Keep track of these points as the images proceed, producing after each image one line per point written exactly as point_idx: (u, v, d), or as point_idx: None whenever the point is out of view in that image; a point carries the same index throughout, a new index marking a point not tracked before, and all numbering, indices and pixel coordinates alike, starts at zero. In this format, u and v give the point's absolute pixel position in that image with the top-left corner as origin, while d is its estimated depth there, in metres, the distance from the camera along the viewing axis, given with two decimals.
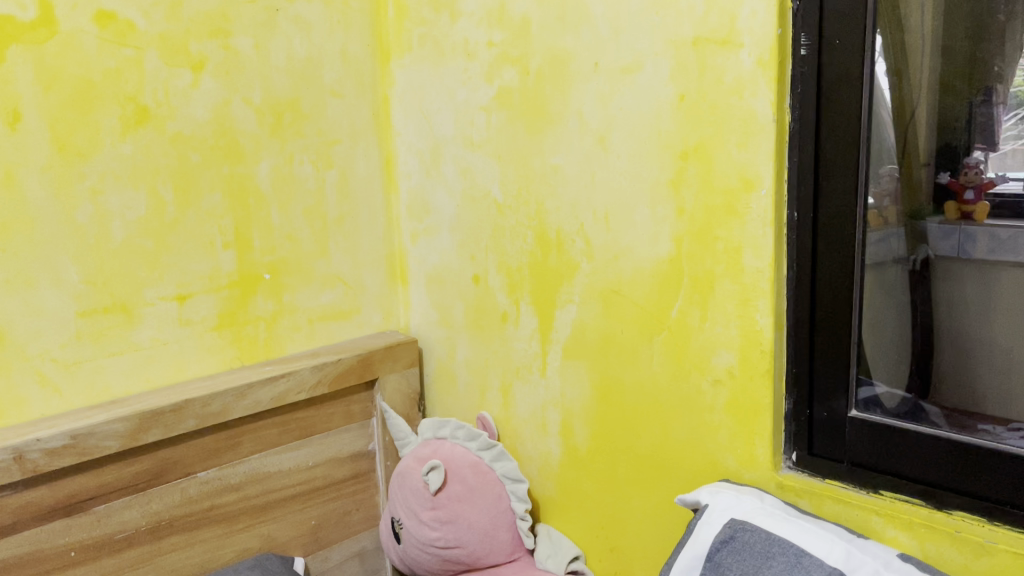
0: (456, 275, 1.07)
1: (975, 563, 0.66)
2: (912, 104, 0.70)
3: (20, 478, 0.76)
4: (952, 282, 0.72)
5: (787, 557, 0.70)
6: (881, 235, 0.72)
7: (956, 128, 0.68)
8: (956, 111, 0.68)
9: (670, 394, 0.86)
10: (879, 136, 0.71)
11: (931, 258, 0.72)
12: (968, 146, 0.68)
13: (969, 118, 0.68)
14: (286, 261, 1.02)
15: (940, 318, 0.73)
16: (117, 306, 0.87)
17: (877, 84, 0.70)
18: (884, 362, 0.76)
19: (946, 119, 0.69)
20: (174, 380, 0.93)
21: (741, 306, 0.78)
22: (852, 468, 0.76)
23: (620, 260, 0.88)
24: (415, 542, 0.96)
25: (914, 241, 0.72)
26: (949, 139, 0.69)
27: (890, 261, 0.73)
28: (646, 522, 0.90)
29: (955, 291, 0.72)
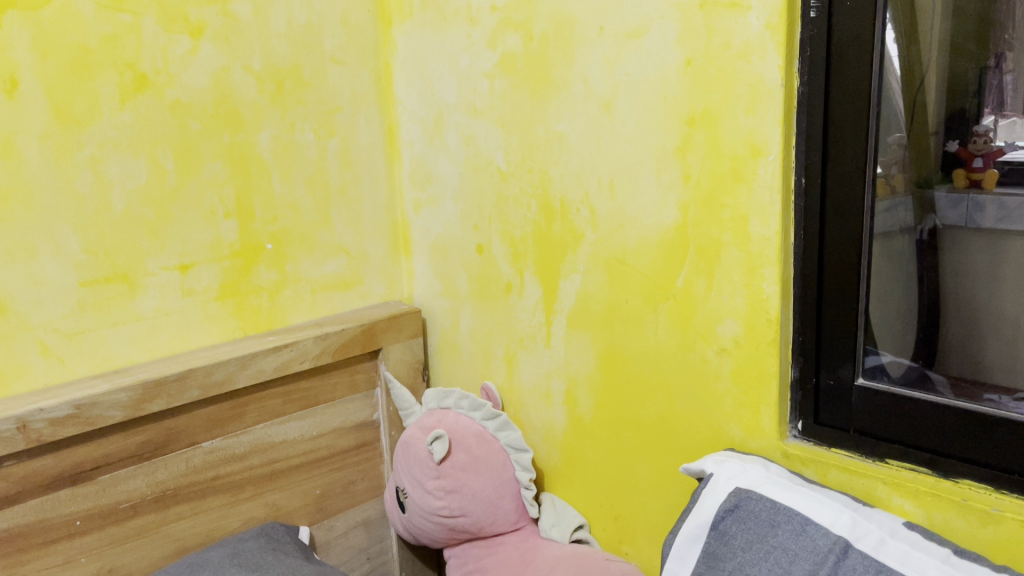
0: (460, 245, 1.06)
1: (981, 531, 0.66)
2: (922, 69, 0.69)
3: (24, 447, 0.76)
4: (960, 251, 0.71)
5: (793, 526, 0.70)
6: (889, 204, 0.72)
7: (967, 93, 0.67)
8: (966, 76, 0.67)
9: (675, 364, 0.85)
10: (889, 103, 0.70)
11: (938, 228, 0.71)
12: (978, 113, 0.67)
13: (979, 83, 0.67)
14: (288, 230, 1.01)
15: (947, 288, 0.72)
16: (119, 276, 0.87)
17: (887, 49, 0.68)
18: (890, 333, 0.75)
19: (956, 85, 0.68)
20: (177, 350, 0.92)
21: (747, 274, 0.77)
22: (858, 437, 0.75)
23: (625, 229, 0.87)
24: (420, 511, 0.96)
25: (922, 210, 0.71)
26: (959, 105, 0.68)
27: (898, 231, 0.72)
28: (651, 491, 0.90)
29: (963, 260, 0.71)
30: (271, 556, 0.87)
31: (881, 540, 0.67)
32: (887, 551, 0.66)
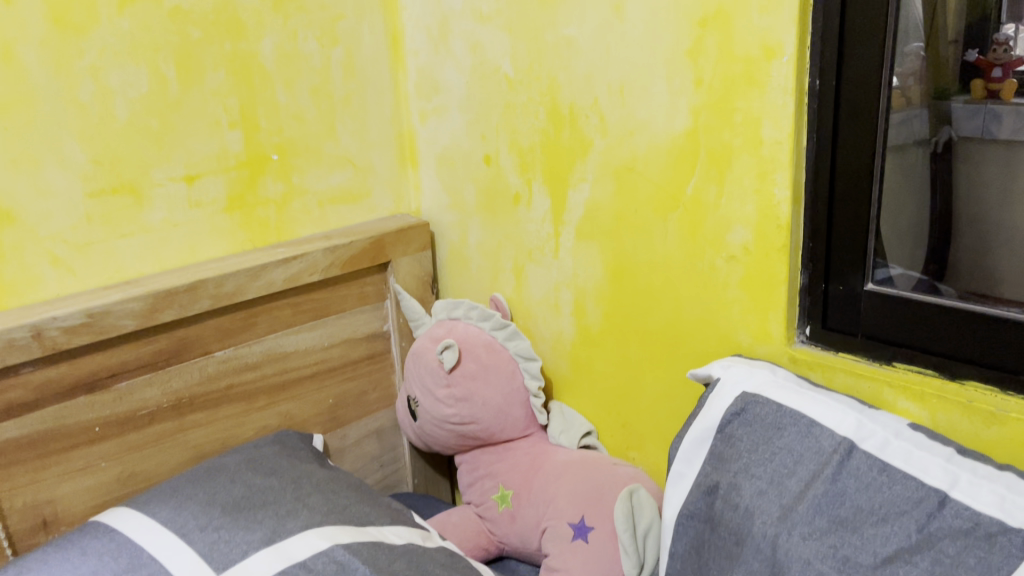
0: (467, 156, 1.05)
1: (985, 432, 0.67)
2: None
3: (40, 355, 0.77)
4: (974, 164, 0.70)
5: (798, 427, 0.72)
6: (904, 116, 0.70)
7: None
8: None
9: (683, 272, 0.85)
10: (907, 10, 0.67)
11: (954, 140, 0.70)
12: (999, 21, 0.65)
13: None
14: (294, 141, 1.00)
15: (960, 202, 0.71)
16: (126, 187, 0.86)
17: None
18: (899, 245, 0.74)
19: None
20: (186, 262, 0.93)
21: (758, 180, 0.76)
22: (866, 342, 0.75)
23: (635, 136, 0.85)
24: (431, 419, 0.98)
25: (937, 122, 0.70)
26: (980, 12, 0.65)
27: (912, 144, 0.71)
28: (659, 398, 0.91)
29: (976, 173, 0.70)
30: (286, 461, 0.89)
31: (886, 440, 0.68)
32: (892, 452, 0.67)
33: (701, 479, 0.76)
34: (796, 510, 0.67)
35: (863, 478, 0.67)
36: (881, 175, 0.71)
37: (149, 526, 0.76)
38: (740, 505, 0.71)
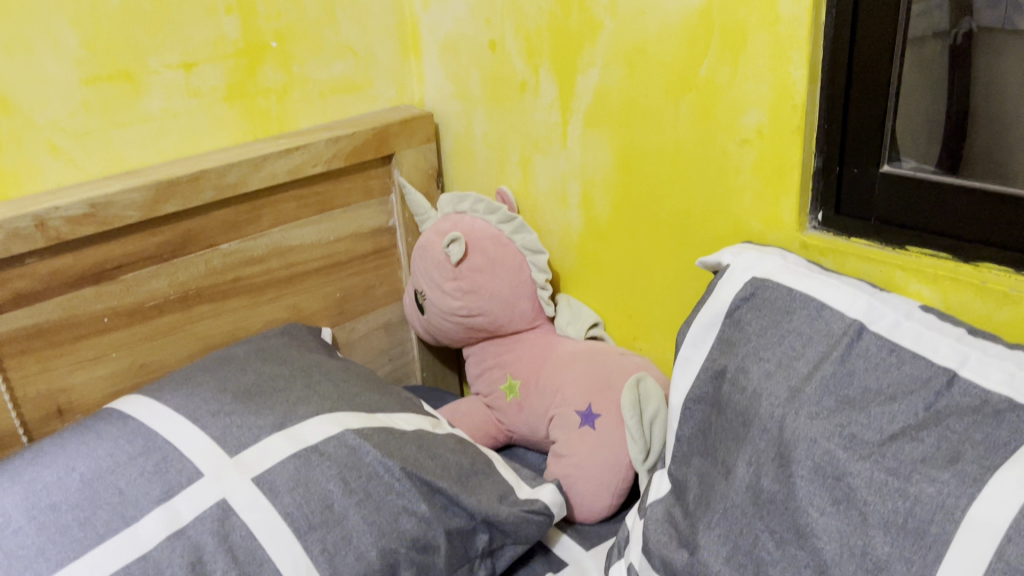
0: (472, 44, 1.02)
1: (997, 313, 0.67)
2: None
3: (44, 245, 0.76)
4: (995, 54, 0.66)
5: (808, 311, 0.71)
6: (924, 6, 0.67)
7: None
8: None
9: (694, 158, 0.83)
10: None
11: (975, 31, 0.67)
12: None
13: None
14: (293, 27, 0.97)
15: (977, 98, 0.68)
16: (122, 74, 0.84)
17: None
18: (913, 140, 0.72)
19: None
20: (187, 153, 0.91)
21: (774, 58, 0.74)
22: (879, 226, 0.74)
23: (646, 16, 0.82)
24: (438, 312, 0.98)
25: (958, 12, 0.66)
26: None
27: (931, 36, 0.68)
28: (667, 289, 0.91)
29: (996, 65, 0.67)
30: (295, 351, 0.89)
31: (896, 322, 0.68)
32: (902, 333, 0.67)
33: (709, 363, 0.76)
34: (804, 391, 0.67)
35: (872, 359, 0.67)
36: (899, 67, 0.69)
37: (162, 412, 0.77)
38: (747, 388, 0.71)
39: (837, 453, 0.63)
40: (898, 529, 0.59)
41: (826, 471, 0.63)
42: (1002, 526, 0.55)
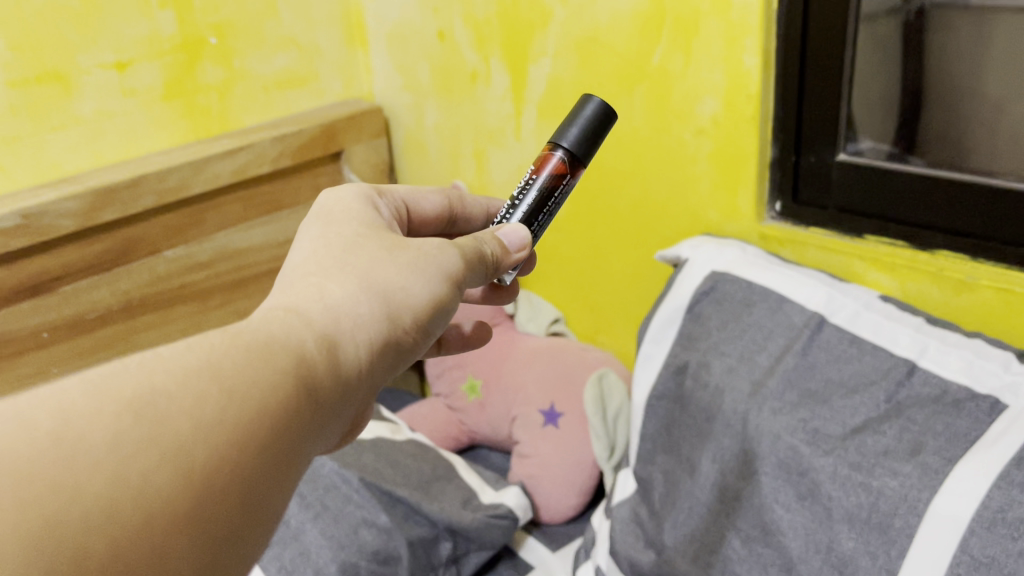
0: (419, 33, 0.99)
1: (954, 300, 0.67)
2: None
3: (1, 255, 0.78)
4: (949, 51, 0.64)
5: (768, 304, 0.71)
6: None
7: None
8: None
9: (650, 149, 0.82)
10: None
11: (926, 8, 0.63)
12: None
13: None
14: (234, 22, 0.93)
15: (929, 80, 0.66)
16: (50, 75, 0.81)
17: None
18: (869, 118, 0.70)
19: None
20: (125, 155, 0.89)
21: (728, 46, 0.71)
22: (838, 215, 0.73)
23: (597, 3, 0.79)
24: None
25: None
26: None
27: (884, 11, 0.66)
28: (624, 285, 0.91)
29: (946, 47, 0.64)
30: None
31: (856, 313, 0.67)
32: (862, 324, 0.67)
33: (670, 359, 0.76)
34: (766, 384, 0.67)
35: (833, 351, 0.66)
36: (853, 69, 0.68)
37: None
38: (709, 384, 0.71)
39: (801, 448, 0.62)
40: (862, 523, 0.57)
41: (791, 468, 0.62)
42: (965, 518, 0.53)
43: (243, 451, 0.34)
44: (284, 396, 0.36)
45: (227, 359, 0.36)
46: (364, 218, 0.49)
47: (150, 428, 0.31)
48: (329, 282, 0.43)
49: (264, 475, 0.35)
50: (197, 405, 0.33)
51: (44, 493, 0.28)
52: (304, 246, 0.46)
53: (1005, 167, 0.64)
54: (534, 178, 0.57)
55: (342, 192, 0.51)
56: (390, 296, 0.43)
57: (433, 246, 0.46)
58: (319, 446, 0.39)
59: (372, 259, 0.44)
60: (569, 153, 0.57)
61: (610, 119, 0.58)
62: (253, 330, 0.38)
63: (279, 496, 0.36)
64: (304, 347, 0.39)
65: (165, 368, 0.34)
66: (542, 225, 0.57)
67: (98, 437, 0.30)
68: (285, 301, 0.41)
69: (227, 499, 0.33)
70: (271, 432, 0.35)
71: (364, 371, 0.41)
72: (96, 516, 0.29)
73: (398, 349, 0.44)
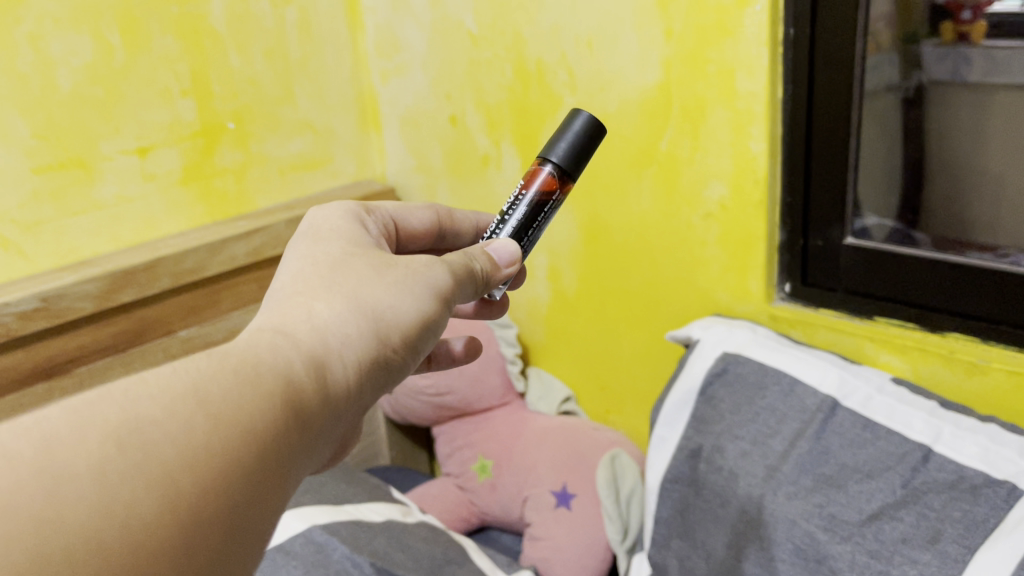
0: (432, 117, 1.02)
1: (966, 382, 0.67)
2: None
3: (18, 337, 0.79)
4: (949, 125, 0.67)
5: (780, 386, 0.71)
6: (875, 61, 0.67)
7: None
8: None
9: (659, 231, 0.83)
10: None
11: (924, 84, 0.67)
12: None
13: None
14: (250, 107, 0.97)
15: (930, 153, 0.69)
16: (74, 161, 0.84)
17: None
18: (873, 194, 0.72)
19: None
20: (143, 238, 0.91)
21: (734, 133, 0.73)
22: (847, 296, 0.74)
23: (605, 91, 0.82)
24: (406, 391, 0.99)
25: (908, 66, 0.66)
26: None
27: (883, 90, 0.68)
28: (635, 364, 0.92)
29: (945, 120, 0.67)
30: None
31: (869, 396, 0.67)
32: (875, 407, 0.66)
33: (683, 441, 0.76)
34: (781, 469, 0.66)
35: (848, 435, 0.65)
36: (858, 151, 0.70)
37: None
38: (723, 467, 0.70)
39: (817, 535, 0.62)
40: None
41: (808, 555, 0.62)
42: None
43: (231, 478, 0.33)
44: (271, 420, 0.36)
45: (214, 386, 0.35)
46: (352, 235, 0.50)
47: (136, 457, 0.31)
48: (317, 302, 0.43)
49: (251, 503, 0.34)
50: (184, 434, 0.32)
51: (28, 526, 0.28)
52: (291, 266, 0.46)
53: (1008, 239, 0.66)
54: (522, 192, 0.58)
55: (330, 210, 0.52)
56: (378, 314, 0.43)
57: (419, 264, 0.47)
58: (308, 468, 0.39)
59: (359, 278, 0.45)
60: (557, 167, 0.58)
61: (599, 135, 0.59)
62: (240, 352, 0.38)
63: (268, 520, 0.36)
64: (292, 369, 0.38)
65: (151, 395, 0.33)
66: (531, 240, 0.58)
67: (83, 466, 0.30)
68: (273, 323, 0.41)
69: (214, 530, 0.32)
70: (260, 458, 0.35)
71: (353, 391, 0.41)
72: (81, 549, 0.28)
73: (388, 369, 0.44)
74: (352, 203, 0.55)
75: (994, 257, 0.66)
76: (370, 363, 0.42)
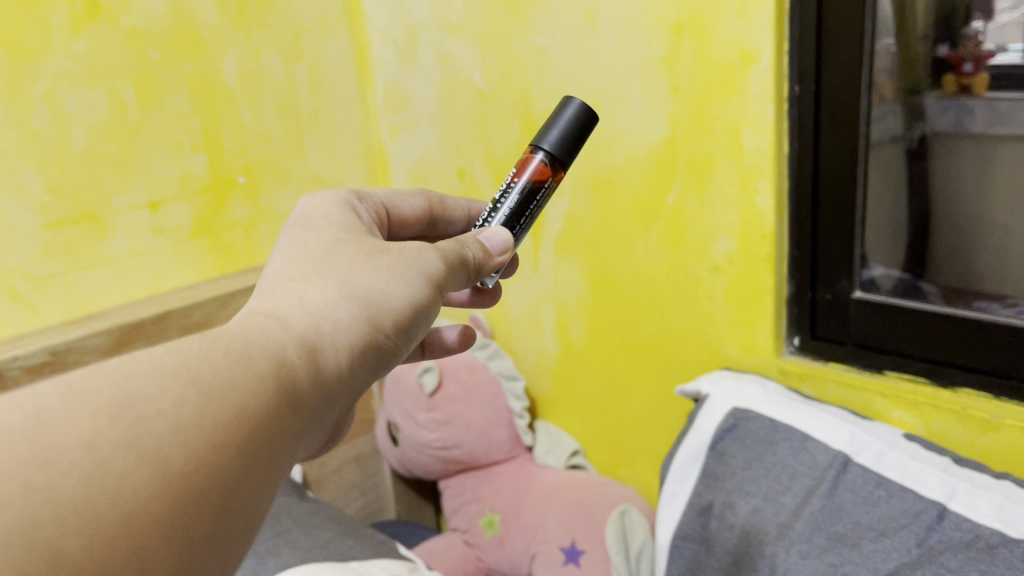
0: (440, 171, 1.03)
1: (980, 439, 0.66)
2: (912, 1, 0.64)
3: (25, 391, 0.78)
4: (955, 175, 0.67)
5: (792, 442, 0.70)
6: (878, 112, 0.68)
7: (953, 16, 0.62)
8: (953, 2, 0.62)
9: (666, 284, 0.83)
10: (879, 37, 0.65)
11: (927, 135, 0.67)
12: (967, 17, 0.62)
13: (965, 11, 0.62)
14: (260, 162, 0.99)
15: (935, 202, 0.69)
16: (86, 216, 0.85)
17: None
18: (879, 244, 0.73)
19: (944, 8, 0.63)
20: (152, 291, 0.91)
21: (741, 188, 0.73)
22: (856, 350, 0.74)
23: (612, 146, 0.83)
24: (413, 444, 0.99)
25: (911, 118, 0.67)
26: (947, 14, 0.63)
27: (887, 141, 0.69)
28: (643, 417, 0.91)
29: (950, 170, 0.67)
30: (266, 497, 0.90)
31: (881, 453, 0.66)
32: (888, 464, 0.65)
33: (694, 498, 0.75)
34: (793, 527, 0.65)
35: (861, 492, 0.64)
36: (865, 203, 0.70)
37: None
38: (735, 525, 0.69)
39: None
40: None
41: None
42: None
43: (223, 456, 0.33)
44: (262, 402, 0.36)
45: (205, 365, 0.35)
46: (345, 222, 0.49)
47: (126, 430, 0.31)
48: (309, 285, 0.42)
49: (242, 482, 0.34)
50: (175, 410, 0.33)
51: (20, 491, 0.28)
52: (283, 251, 0.46)
53: (1016, 289, 0.66)
54: (514, 180, 0.58)
55: (322, 200, 0.52)
56: (372, 299, 0.43)
57: (412, 250, 0.46)
58: (299, 452, 0.39)
59: (351, 262, 0.44)
60: (549, 155, 0.58)
61: (591, 123, 0.60)
62: (231, 335, 0.38)
63: (259, 500, 0.36)
64: (283, 352, 0.38)
65: (142, 371, 0.33)
66: (524, 229, 0.58)
67: (75, 438, 0.30)
68: (264, 305, 0.41)
69: (205, 506, 0.32)
70: (251, 439, 0.35)
71: (345, 376, 0.41)
72: (73, 517, 0.28)
73: (380, 354, 0.43)
74: (341, 191, 0.55)
75: (1002, 307, 0.66)
76: (362, 349, 0.42)
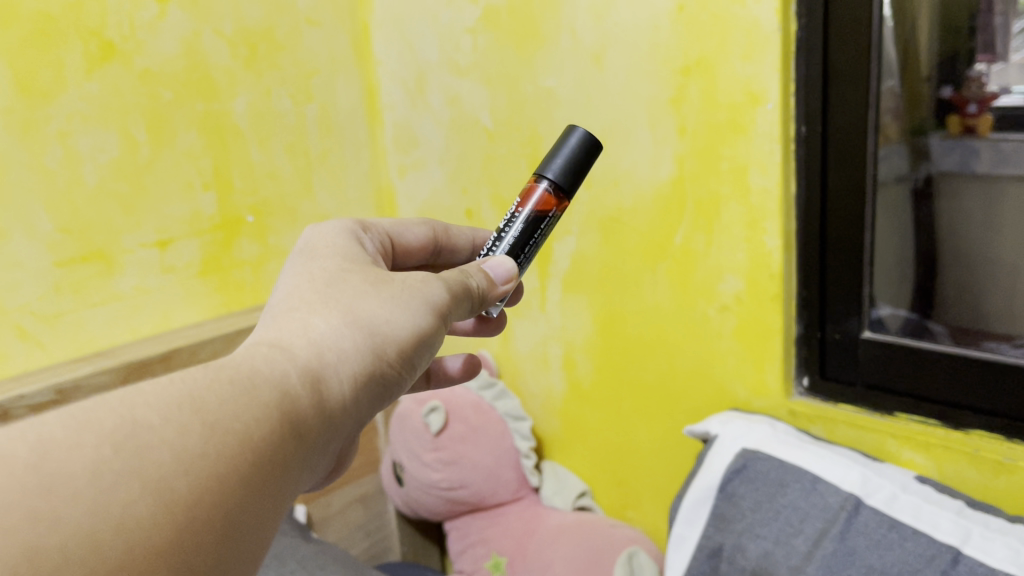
0: (447, 210, 1.04)
1: (994, 482, 0.65)
2: (915, 46, 0.65)
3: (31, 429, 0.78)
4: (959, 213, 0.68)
5: (802, 484, 0.69)
6: (884, 152, 0.68)
7: (955, 60, 0.63)
8: (953, 46, 0.63)
9: (674, 323, 0.83)
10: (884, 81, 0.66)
11: (932, 176, 0.68)
12: (969, 59, 0.63)
13: (966, 54, 0.63)
14: (269, 201, 1.00)
15: (942, 241, 0.69)
16: (95, 254, 0.85)
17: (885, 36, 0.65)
18: (886, 284, 0.72)
19: (945, 52, 0.64)
20: (159, 328, 0.91)
21: (748, 229, 0.73)
22: (866, 390, 0.73)
23: (620, 185, 0.83)
24: (418, 484, 0.98)
25: (916, 158, 0.68)
26: (950, 57, 0.64)
27: (893, 180, 0.69)
28: (651, 458, 0.90)
29: (956, 209, 0.68)
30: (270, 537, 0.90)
31: (894, 495, 0.66)
32: (900, 507, 0.65)
33: (704, 540, 0.74)
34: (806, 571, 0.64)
35: (873, 535, 0.63)
36: (873, 243, 0.70)
37: None
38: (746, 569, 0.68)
39: None
40: None
41: None
42: None
43: (228, 485, 0.33)
44: (267, 431, 0.36)
45: (210, 395, 0.35)
46: (348, 252, 0.49)
47: (130, 460, 0.31)
48: (313, 316, 0.42)
49: (247, 511, 0.34)
50: (179, 440, 0.32)
51: (23, 520, 0.27)
52: (286, 281, 0.46)
53: None
54: (518, 210, 0.58)
55: (324, 229, 0.52)
56: (375, 329, 0.43)
57: (416, 279, 0.46)
58: (303, 483, 0.39)
59: (354, 291, 0.44)
60: (552, 184, 0.58)
61: (595, 150, 0.59)
62: (236, 365, 0.37)
63: (263, 532, 0.35)
64: (288, 381, 0.38)
65: (146, 401, 0.33)
66: (527, 257, 0.58)
67: (79, 467, 0.30)
68: (269, 336, 0.41)
69: (209, 535, 0.32)
70: (256, 468, 0.35)
71: (349, 405, 0.41)
72: (76, 546, 0.28)
73: (384, 384, 0.43)
74: (340, 219, 0.55)
75: (1010, 347, 0.66)
76: (366, 379, 0.42)
